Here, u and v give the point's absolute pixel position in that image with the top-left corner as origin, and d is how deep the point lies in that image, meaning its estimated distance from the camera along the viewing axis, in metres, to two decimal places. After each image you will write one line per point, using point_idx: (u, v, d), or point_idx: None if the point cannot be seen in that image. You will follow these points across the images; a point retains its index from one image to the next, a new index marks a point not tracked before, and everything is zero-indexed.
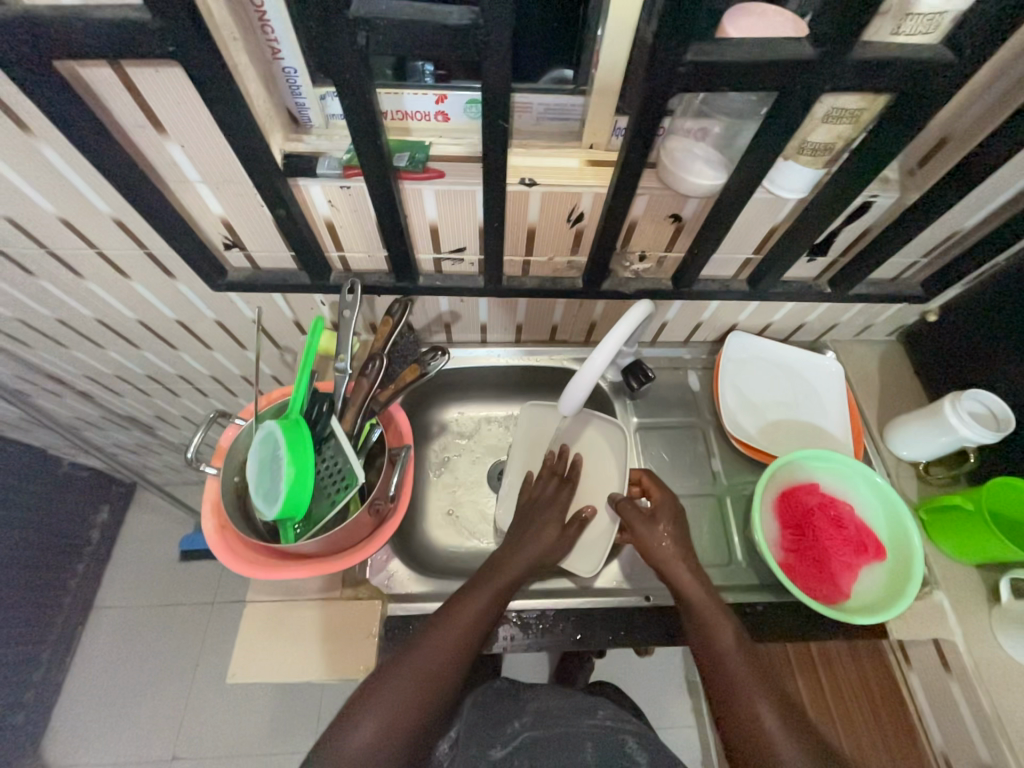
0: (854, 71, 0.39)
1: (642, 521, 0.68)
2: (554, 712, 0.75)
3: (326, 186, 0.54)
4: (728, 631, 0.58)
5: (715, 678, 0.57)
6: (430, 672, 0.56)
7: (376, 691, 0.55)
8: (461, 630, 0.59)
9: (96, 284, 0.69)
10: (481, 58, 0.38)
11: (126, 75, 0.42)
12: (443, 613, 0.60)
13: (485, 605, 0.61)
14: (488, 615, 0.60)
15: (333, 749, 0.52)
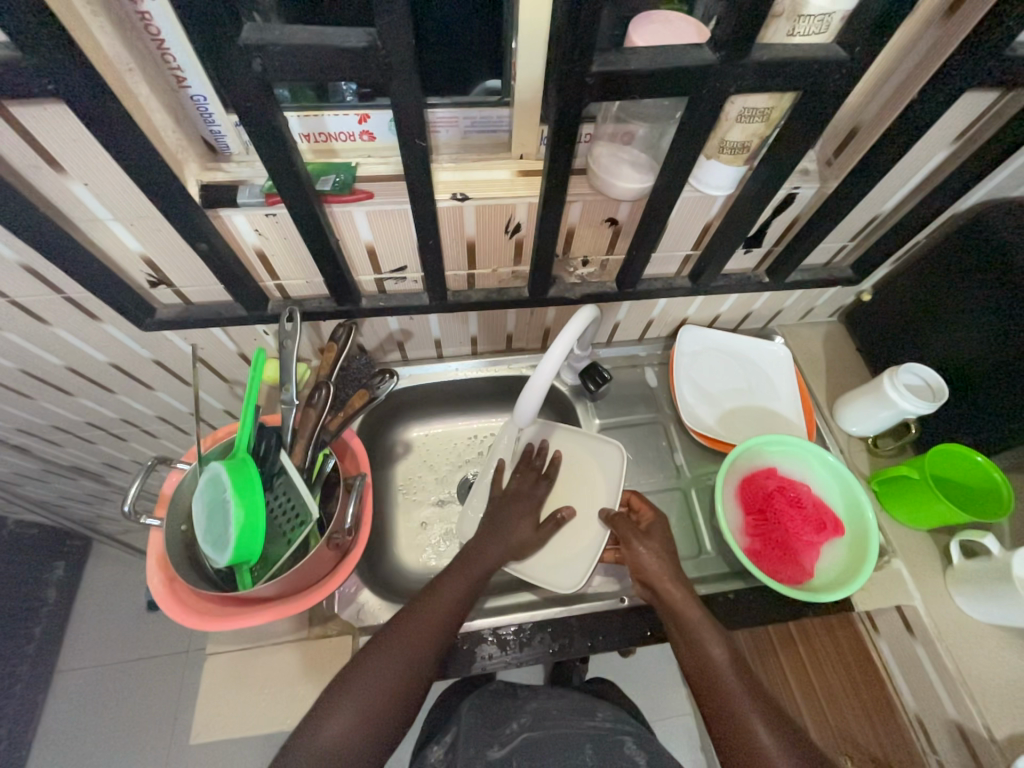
0: (755, 72, 0.41)
1: (636, 538, 0.67)
2: (552, 714, 0.74)
3: (250, 215, 0.52)
4: (722, 645, 0.59)
5: (707, 690, 0.57)
6: (383, 689, 0.54)
7: (324, 715, 0.52)
8: (415, 642, 0.57)
9: (13, 333, 0.65)
10: (387, 79, 0.38)
11: (10, 116, 0.39)
12: (396, 626, 0.58)
13: (441, 614, 0.60)
14: (444, 625, 0.59)
15: (308, 739, 0.51)
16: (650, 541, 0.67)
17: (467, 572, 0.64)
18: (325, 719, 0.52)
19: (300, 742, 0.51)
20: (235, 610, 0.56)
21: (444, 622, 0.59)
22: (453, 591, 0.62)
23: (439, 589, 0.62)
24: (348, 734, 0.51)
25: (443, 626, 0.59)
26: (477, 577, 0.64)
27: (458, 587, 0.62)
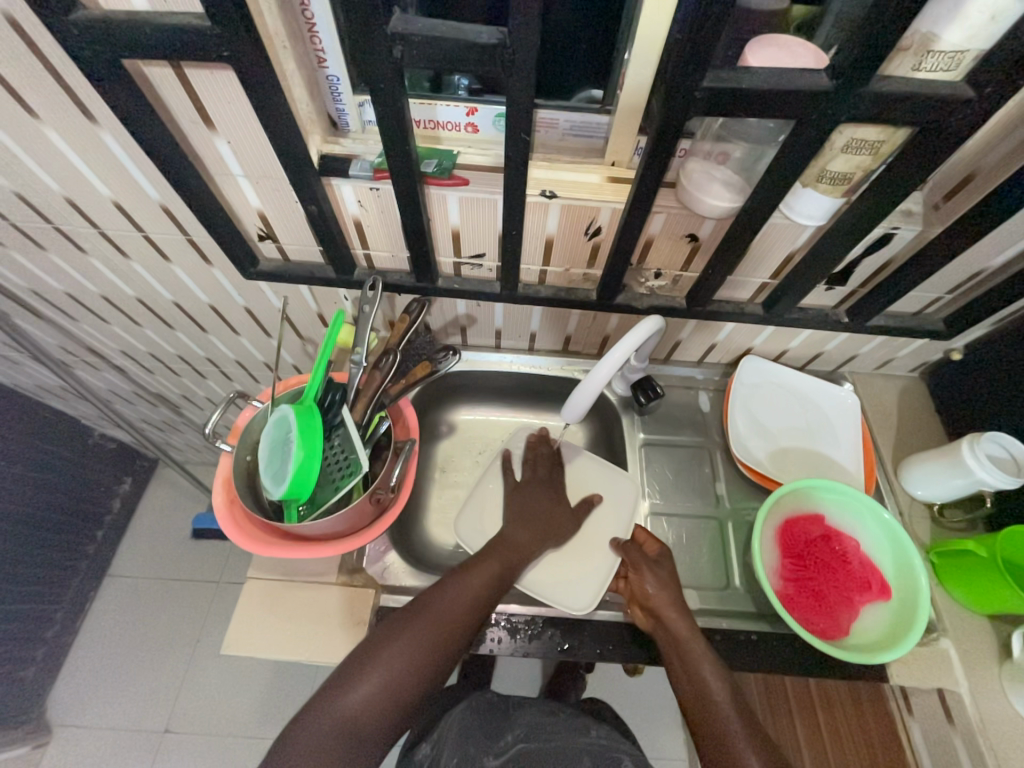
0: (871, 102, 0.40)
1: (644, 564, 0.68)
2: (547, 729, 0.74)
3: (356, 186, 0.57)
4: (720, 682, 0.59)
5: (710, 738, 0.56)
6: (401, 678, 0.57)
7: (339, 689, 0.56)
8: (433, 636, 0.59)
9: (139, 264, 0.74)
10: (506, 73, 0.41)
11: (184, 75, 0.46)
12: (416, 616, 0.60)
13: (469, 601, 0.62)
14: (465, 621, 0.61)
15: (330, 701, 0.55)
16: (659, 570, 0.67)
17: (497, 568, 0.67)
18: (341, 694, 0.55)
19: (318, 708, 0.55)
20: (294, 545, 0.62)
21: (466, 619, 0.61)
22: (474, 587, 0.63)
23: (463, 583, 0.63)
24: (362, 714, 0.55)
25: (466, 624, 0.61)
26: (506, 570, 0.67)
27: (483, 583, 0.64)
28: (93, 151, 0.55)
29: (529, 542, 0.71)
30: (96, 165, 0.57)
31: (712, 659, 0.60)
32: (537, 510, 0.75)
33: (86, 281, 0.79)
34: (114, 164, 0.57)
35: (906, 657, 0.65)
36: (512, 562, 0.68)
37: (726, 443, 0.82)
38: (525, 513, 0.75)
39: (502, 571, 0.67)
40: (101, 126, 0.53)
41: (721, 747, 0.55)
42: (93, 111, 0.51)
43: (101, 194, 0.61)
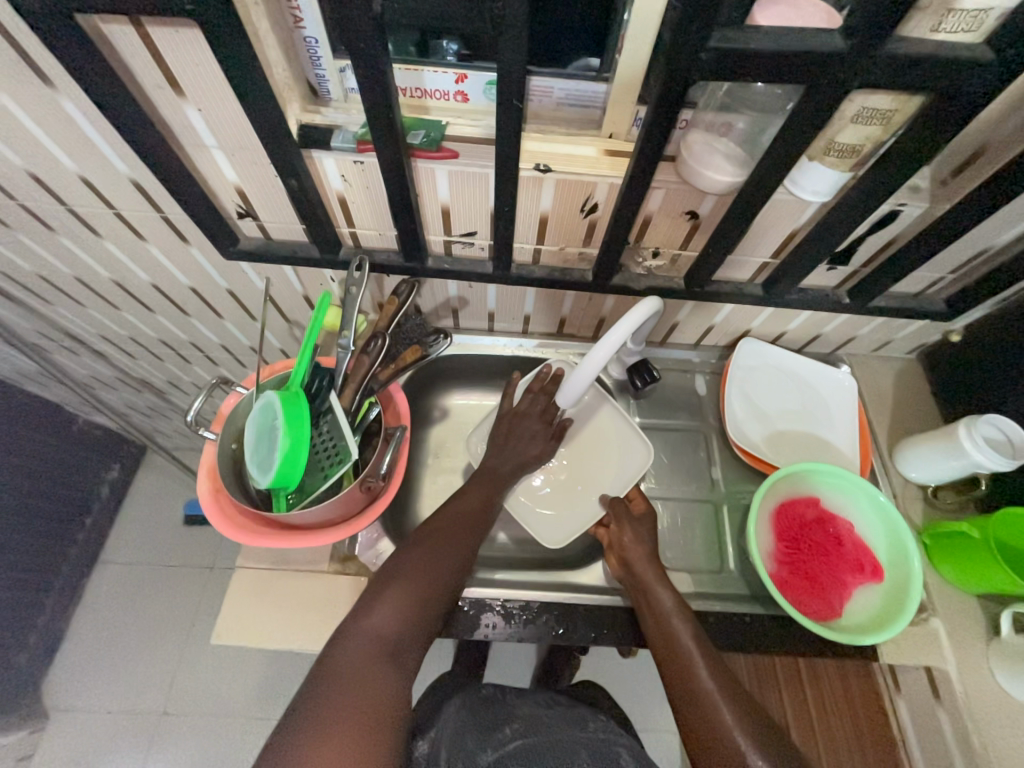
0: (886, 66, 0.38)
1: (627, 519, 0.69)
2: (545, 724, 0.75)
3: (339, 160, 0.54)
4: (688, 631, 0.59)
5: (672, 670, 0.57)
6: (425, 585, 0.57)
7: (365, 612, 0.55)
8: (445, 546, 0.61)
9: (113, 243, 0.70)
10: (498, 32, 0.37)
11: (147, 33, 0.42)
12: (425, 534, 0.62)
13: (467, 520, 0.65)
14: (469, 532, 0.64)
15: (354, 630, 0.53)
16: (640, 527, 0.69)
17: (486, 492, 0.69)
18: (369, 614, 0.54)
19: (344, 637, 0.53)
20: (247, 532, 0.59)
21: (469, 531, 0.64)
22: (473, 504, 0.67)
23: (458, 501, 0.67)
24: (394, 626, 0.54)
25: (470, 534, 0.64)
26: (490, 501, 0.69)
27: (478, 500, 0.68)
28: (53, 119, 0.52)
29: (507, 474, 0.72)
30: (58, 135, 0.53)
31: (669, 591, 0.62)
32: (518, 443, 0.74)
33: (58, 261, 0.75)
34: (77, 134, 0.53)
35: (897, 637, 0.66)
36: (498, 485, 0.71)
37: (722, 427, 0.81)
38: (505, 447, 0.73)
39: (493, 492, 0.69)
40: (60, 91, 0.49)
41: (681, 674, 0.56)
42: (50, 74, 0.47)
43: (66, 167, 0.58)
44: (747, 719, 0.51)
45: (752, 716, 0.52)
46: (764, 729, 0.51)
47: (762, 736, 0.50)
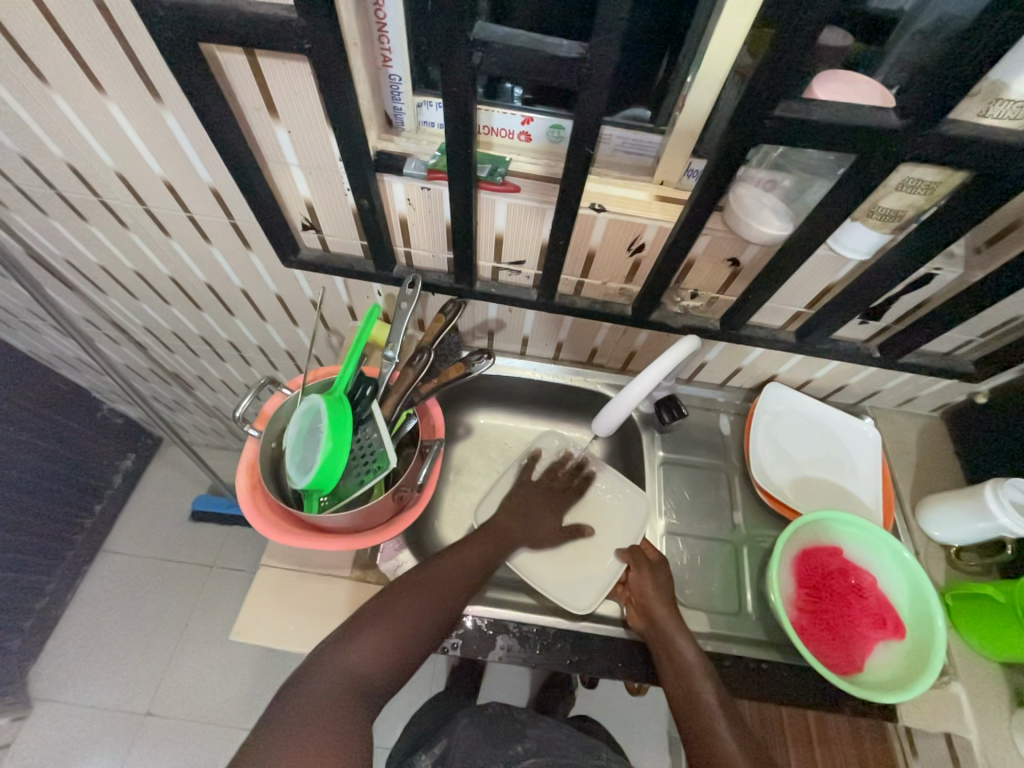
0: (937, 144, 0.41)
1: (646, 567, 0.70)
2: (558, 745, 0.74)
3: (408, 185, 0.58)
4: (711, 694, 0.59)
5: (696, 730, 0.58)
6: (404, 636, 0.58)
7: (345, 642, 0.57)
8: (432, 595, 0.61)
9: (179, 243, 0.74)
10: (581, 88, 0.41)
11: (256, 63, 0.47)
12: (415, 578, 0.62)
13: (465, 574, 0.65)
14: (458, 587, 0.63)
15: (335, 659, 0.56)
16: (658, 573, 0.70)
17: (489, 548, 0.71)
18: (346, 650, 0.56)
19: (322, 664, 0.56)
20: (297, 535, 0.61)
21: (461, 581, 0.64)
22: (468, 558, 0.67)
23: (453, 556, 0.66)
24: (367, 670, 0.56)
25: (463, 590, 0.63)
26: (496, 554, 0.71)
27: (479, 555, 0.69)
28: (152, 127, 0.56)
29: (518, 533, 0.75)
30: (153, 142, 0.58)
31: (692, 643, 0.63)
32: (528, 507, 0.78)
33: (122, 255, 0.79)
34: (170, 143, 0.58)
35: (918, 699, 0.65)
36: (500, 543, 0.73)
37: (745, 468, 0.82)
38: (519, 506, 0.78)
39: (491, 549, 0.71)
40: (165, 105, 0.53)
41: (706, 737, 0.57)
42: (160, 89, 0.51)
43: (153, 171, 0.62)
44: None
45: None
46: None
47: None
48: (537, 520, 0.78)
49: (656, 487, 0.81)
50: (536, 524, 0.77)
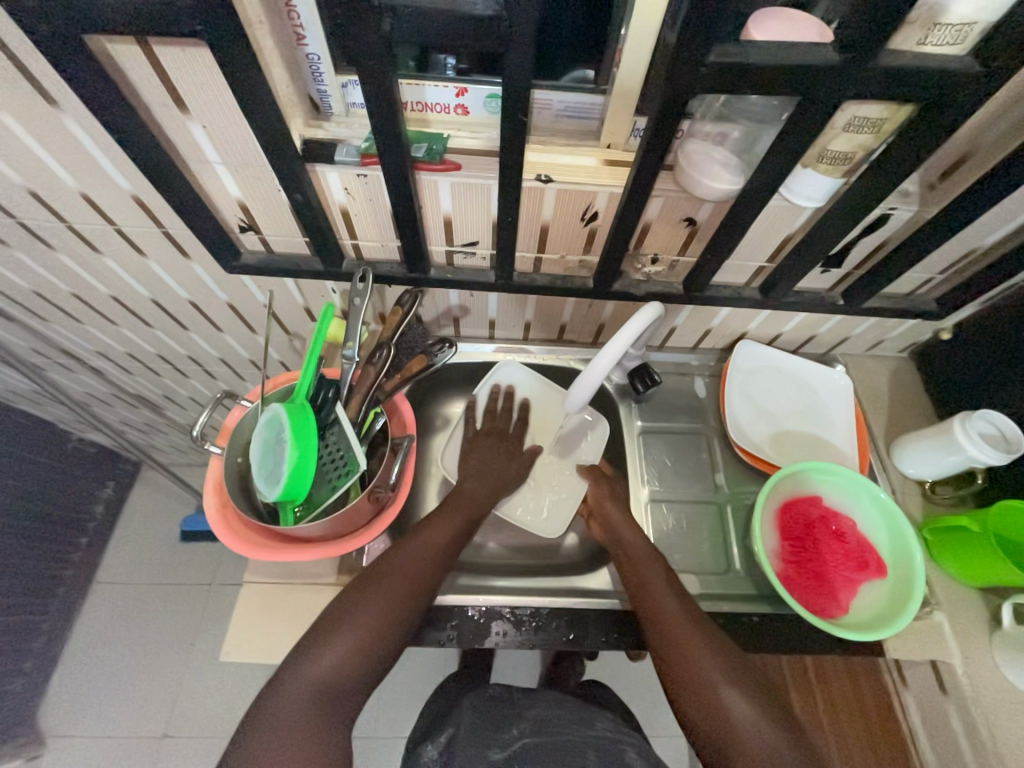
0: (878, 77, 0.39)
1: (603, 479, 0.76)
2: (554, 723, 0.75)
3: (343, 173, 0.55)
4: (659, 574, 0.64)
5: (648, 611, 0.61)
6: (370, 633, 0.57)
7: (320, 639, 0.56)
8: (401, 589, 0.60)
9: (113, 260, 0.70)
10: (504, 50, 0.38)
11: (153, 53, 0.43)
12: (383, 572, 0.61)
13: (431, 557, 0.63)
14: (423, 576, 0.62)
15: (297, 672, 0.54)
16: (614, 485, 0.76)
17: (459, 520, 0.68)
18: (321, 645, 0.55)
19: (296, 661, 0.54)
20: (270, 551, 0.59)
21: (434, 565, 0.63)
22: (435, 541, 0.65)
23: (419, 542, 0.64)
24: (336, 676, 0.54)
25: (432, 570, 0.63)
26: (467, 524, 0.69)
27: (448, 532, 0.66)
28: (55, 137, 0.52)
29: (484, 496, 0.73)
30: (59, 153, 0.53)
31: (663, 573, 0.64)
32: (489, 465, 0.77)
33: (55, 278, 0.75)
34: (79, 152, 0.53)
35: (902, 631, 0.67)
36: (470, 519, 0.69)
37: (723, 428, 0.82)
38: (479, 468, 0.76)
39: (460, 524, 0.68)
40: (64, 111, 0.49)
41: (656, 614, 0.61)
42: (54, 93, 0.47)
43: (67, 185, 0.58)
44: (717, 648, 0.57)
45: (741, 705, 0.54)
46: (750, 718, 0.53)
47: (750, 723, 0.53)
48: (497, 470, 0.77)
49: (638, 457, 0.81)
50: (495, 474, 0.76)
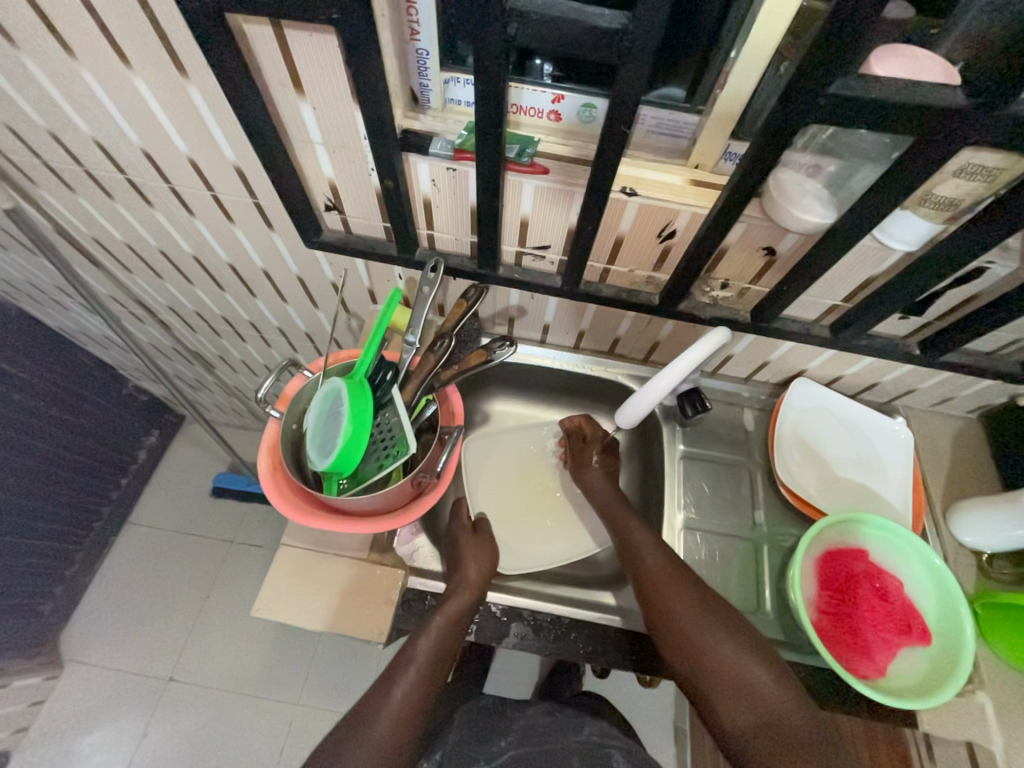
0: (1007, 125, 0.38)
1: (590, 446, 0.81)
2: (539, 730, 0.76)
3: (434, 165, 0.57)
4: (642, 532, 0.70)
5: (637, 576, 0.67)
6: (390, 736, 0.57)
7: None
8: (399, 719, 0.58)
9: (202, 222, 0.74)
10: (620, 62, 0.39)
11: (283, 35, 0.45)
12: (365, 725, 0.57)
13: (441, 648, 0.61)
14: (440, 664, 0.61)
15: None
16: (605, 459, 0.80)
17: (458, 605, 0.63)
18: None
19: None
20: (319, 518, 0.61)
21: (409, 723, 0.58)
22: (407, 699, 0.59)
23: (390, 705, 0.58)
24: None
25: (444, 657, 0.61)
26: (469, 608, 0.64)
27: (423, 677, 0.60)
28: (177, 103, 0.55)
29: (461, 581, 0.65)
30: (177, 118, 0.57)
31: (683, 578, 0.65)
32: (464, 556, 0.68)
33: (146, 233, 0.80)
34: (195, 119, 0.57)
35: (939, 706, 0.63)
36: (444, 662, 0.61)
37: (768, 465, 0.80)
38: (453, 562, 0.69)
39: (427, 679, 0.60)
40: (190, 80, 0.52)
41: (641, 575, 0.67)
42: (185, 63, 0.51)
43: (178, 148, 0.61)
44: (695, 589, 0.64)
45: (751, 722, 0.57)
46: (762, 735, 0.56)
47: (762, 740, 0.55)
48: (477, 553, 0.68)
49: (676, 481, 0.79)
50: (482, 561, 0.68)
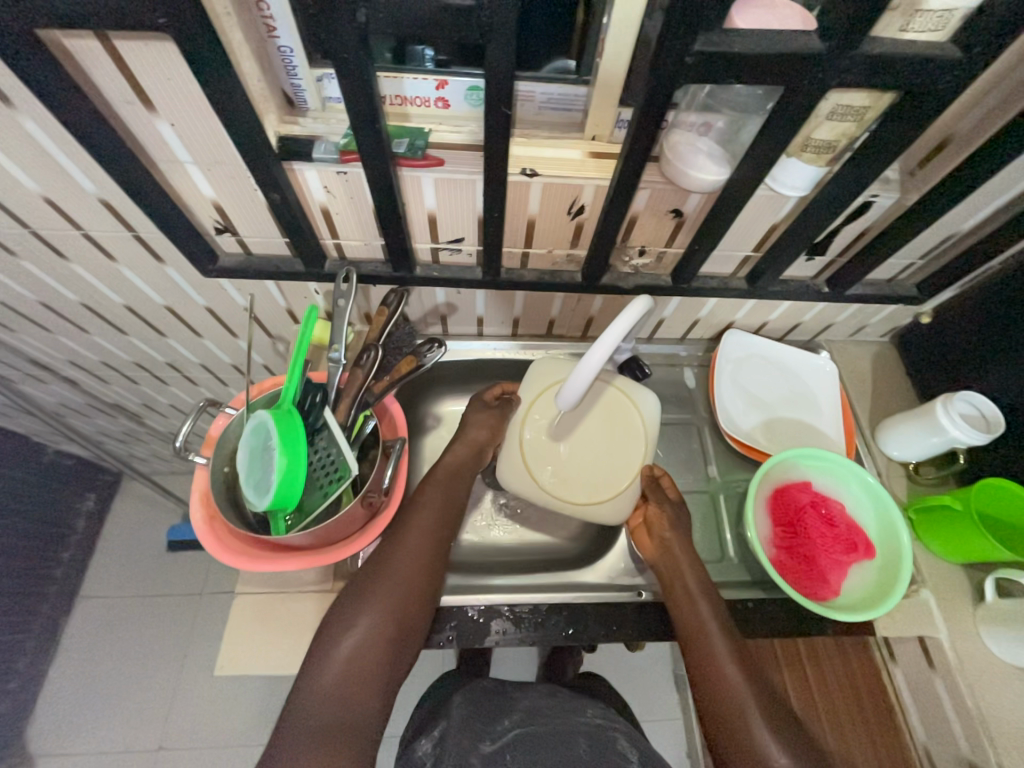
0: (862, 65, 0.39)
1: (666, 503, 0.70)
2: (544, 711, 0.76)
3: (322, 171, 0.53)
4: (705, 604, 0.63)
5: (698, 658, 0.60)
6: (422, 546, 0.63)
7: (334, 638, 0.57)
8: (428, 534, 0.64)
9: (81, 265, 0.67)
10: (485, 41, 0.37)
11: (113, 47, 0.40)
12: (399, 539, 0.63)
13: (457, 485, 0.70)
14: (456, 496, 0.69)
15: (357, 592, 0.60)
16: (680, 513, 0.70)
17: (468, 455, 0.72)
18: (336, 645, 0.56)
19: (318, 662, 0.55)
20: (279, 558, 0.59)
21: (430, 560, 0.63)
22: (430, 520, 0.65)
23: (410, 545, 0.62)
24: (405, 585, 0.60)
25: (458, 487, 0.70)
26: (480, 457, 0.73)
27: (433, 527, 0.65)
28: (11, 137, 0.49)
29: (472, 445, 0.72)
30: (16, 154, 0.50)
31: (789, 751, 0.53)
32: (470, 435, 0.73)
33: (20, 287, 0.71)
34: (38, 153, 0.50)
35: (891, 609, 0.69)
36: (450, 513, 0.67)
37: (713, 418, 0.83)
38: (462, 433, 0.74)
39: (437, 523, 0.65)
40: (20, 110, 0.46)
41: (704, 653, 0.60)
42: (8, 92, 0.44)
43: (27, 188, 0.54)
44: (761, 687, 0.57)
45: None
46: None
47: None
48: (475, 425, 0.74)
49: None
50: (486, 438, 0.73)
